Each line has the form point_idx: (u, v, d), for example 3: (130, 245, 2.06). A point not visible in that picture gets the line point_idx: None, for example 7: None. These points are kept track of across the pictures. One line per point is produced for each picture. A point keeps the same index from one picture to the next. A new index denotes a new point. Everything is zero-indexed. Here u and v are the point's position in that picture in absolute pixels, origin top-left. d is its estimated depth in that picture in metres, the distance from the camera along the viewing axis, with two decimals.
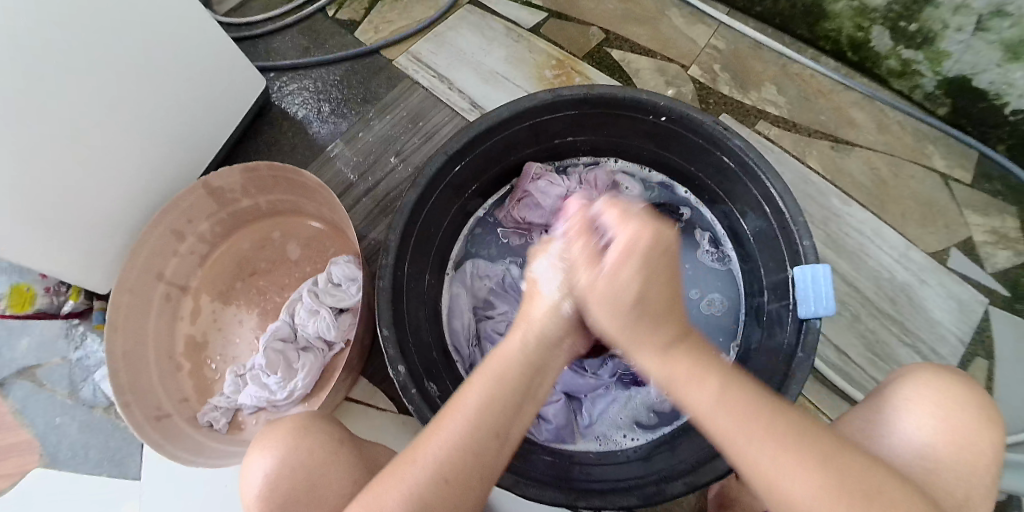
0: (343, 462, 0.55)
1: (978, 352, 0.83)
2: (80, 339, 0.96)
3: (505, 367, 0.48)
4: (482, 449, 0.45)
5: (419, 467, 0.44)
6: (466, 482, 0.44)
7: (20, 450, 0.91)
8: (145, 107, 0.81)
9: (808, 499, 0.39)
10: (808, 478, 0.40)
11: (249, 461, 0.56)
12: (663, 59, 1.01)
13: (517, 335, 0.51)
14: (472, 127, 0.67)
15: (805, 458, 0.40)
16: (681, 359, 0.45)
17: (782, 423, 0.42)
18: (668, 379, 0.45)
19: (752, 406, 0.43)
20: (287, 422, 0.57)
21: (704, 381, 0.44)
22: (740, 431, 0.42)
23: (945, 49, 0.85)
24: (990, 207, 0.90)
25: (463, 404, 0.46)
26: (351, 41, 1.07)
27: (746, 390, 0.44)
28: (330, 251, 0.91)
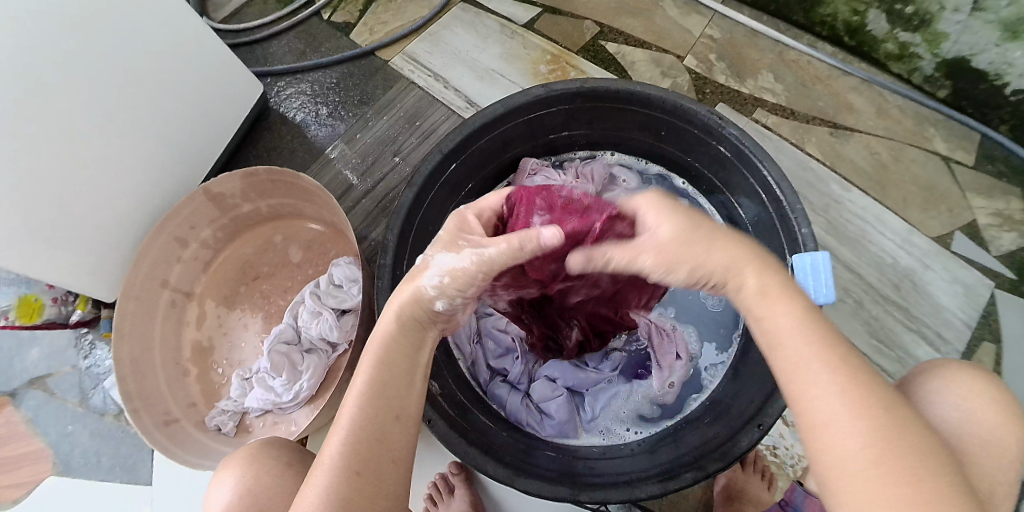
0: (288, 484, 0.55)
1: (985, 336, 0.83)
2: (89, 348, 0.97)
3: (383, 348, 0.47)
4: (385, 435, 0.45)
5: (326, 469, 0.43)
6: (379, 468, 0.44)
7: (33, 459, 0.92)
8: (146, 114, 0.82)
9: (861, 447, 0.36)
10: (861, 421, 0.37)
11: (211, 490, 0.57)
12: (658, 51, 1.00)
13: (395, 307, 0.49)
14: (466, 125, 0.67)
15: (872, 417, 0.37)
16: (773, 283, 0.44)
17: (849, 367, 0.39)
18: (761, 294, 0.44)
19: (820, 340, 0.41)
20: (238, 451, 0.59)
21: (784, 303, 0.43)
22: (812, 360, 0.40)
23: (943, 30, 0.85)
24: (994, 189, 0.90)
25: (352, 394, 0.46)
26: (346, 44, 1.07)
27: (819, 344, 0.40)
28: (330, 253, 0.92)
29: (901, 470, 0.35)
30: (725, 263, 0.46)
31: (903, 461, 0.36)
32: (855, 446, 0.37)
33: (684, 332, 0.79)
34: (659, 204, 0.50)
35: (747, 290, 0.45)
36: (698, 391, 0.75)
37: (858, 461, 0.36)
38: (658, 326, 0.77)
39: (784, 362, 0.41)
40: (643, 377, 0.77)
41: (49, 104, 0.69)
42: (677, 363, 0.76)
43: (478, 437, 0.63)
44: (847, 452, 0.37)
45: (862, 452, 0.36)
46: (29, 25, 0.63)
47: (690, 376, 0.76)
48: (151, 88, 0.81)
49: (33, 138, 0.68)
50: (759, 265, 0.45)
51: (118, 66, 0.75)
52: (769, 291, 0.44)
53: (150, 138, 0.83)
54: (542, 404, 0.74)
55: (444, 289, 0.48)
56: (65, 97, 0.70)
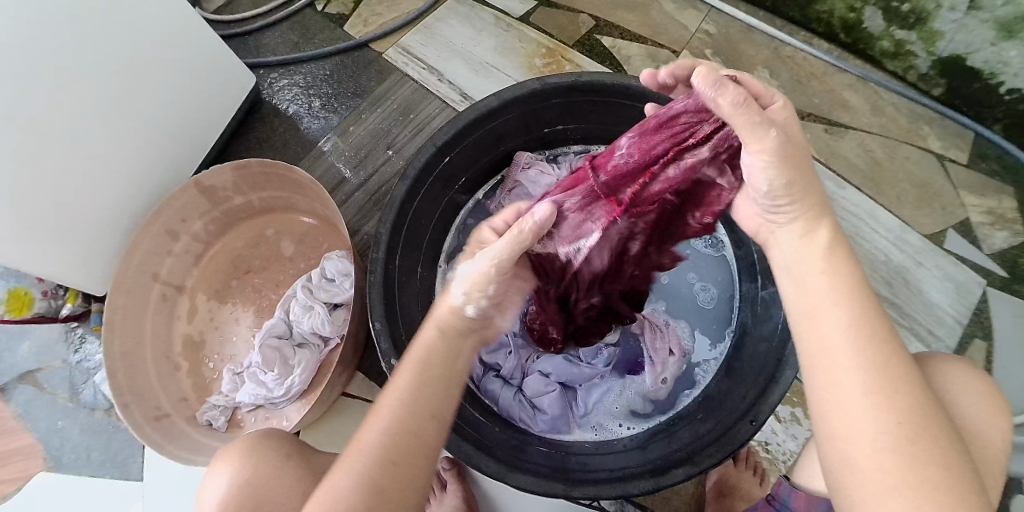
0: (288, 475, 0.55)
1: (976, 334, 0.83)
2: (79, 342, 0.96)
3: (427, 352, 0.48)
4: (419, 430, 0.44)
5: (361, 455, 0.42)
6: (412, 462, 0.43)
7: (22, 454, 0.91)
8: (137, 105, 0.81)
9: (896, 426, 0.35)
10: (893, 405, 0.36)
11: (207, 480, 0.57)
12: (654, 46, 1.00)
13: (430, 326, 0.50)
14: (460, 118, 0.67)
15: (897, 400, 0.36)
16: (840, 254, 0.42)
17: (895, 354, 0.38)
18: (829, 251, 0.42)
19: (868, 318, 0.39)
20: (234, 443, 0.58)
21: (842, 282, 0.41)
22: (854, 342, 0.38)
23: (938, 28, 0.85)
24: (987, 188, 0.90)
25: (397, 388, 0.46)
26: (340, 36, 1.06)
27: (856, 323, 0.39)
28: (323, 247, 0.91)
29: (935, 453, 0.34)
30: (808, 203, 0.44)
31: (934, 446, 0.34)
32: (888, 426, 0.35)
33: (677, 326, 0.79)
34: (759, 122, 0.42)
35: (817, 241, 0.43)
36: (691, 387, 0.75)
37: (888, 438, 0.35)
38: (651, 321, 0.78)
39: (820, 341, 0.40)
40: (637, 372, 0.77)
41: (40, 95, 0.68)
42: (671, 359, 0.75)
43: (470, 432, 0.63)
44: (875, 430, 0.35)
45: (889, 429, 0.35)
46: (22, 14, 0.62)
47: (685, 372, 0.76)
48: (144, 78, 0.80)
49: (23, 128, 0.67)
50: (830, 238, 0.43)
51: (110, 57, 0.74)
52: (836, 254, 0.42)
53: (141, 129, 0.82)
54: (534, 399, 0.74)
55: (472, 290, 0.49)
56: (57, 86, 0.69)
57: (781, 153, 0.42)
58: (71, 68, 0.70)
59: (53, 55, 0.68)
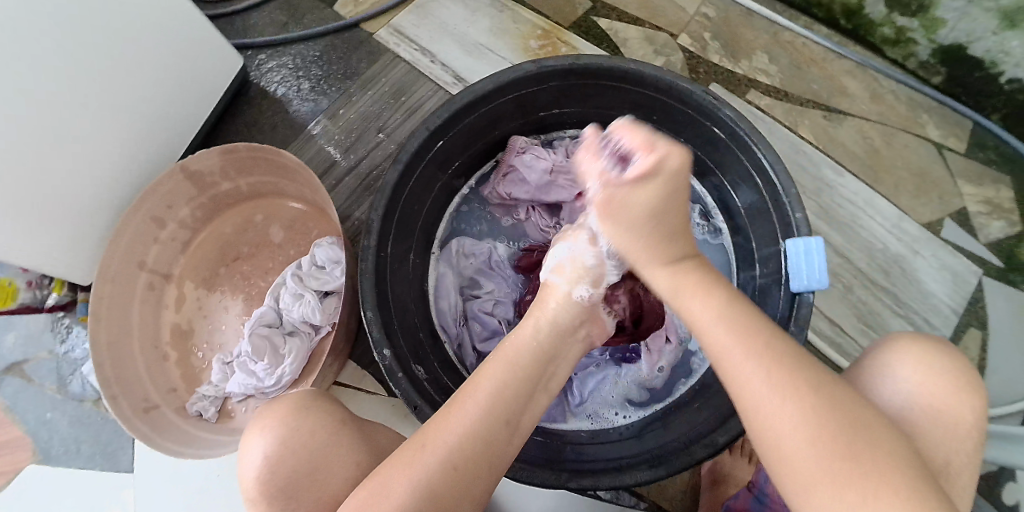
0: (344, 443, 0.54)
1: (972, 323, 0.83)
2: (65, 332, 0.94)
3: (516, 356, 0.48)
4: (493, 436, 0.44)
5: (431, 451, 0.43)
6: (472, 468, 0.43)
7: (9, 446, 0.89)
8: (119, 92, 0.78)
9: (794, 432, 0.37)
10: (796, 405, 0.38)
11: (246, 445, 0.55)
12: (651, 29, 0.98)
13: (534, 316, 0.52)
14: (454, 100, 0.65)
15: (801, 396, 0.38)
16: (688, 276, 0.46)
17: (780, 352, 0.40)
18: (675, 291, 0.46)
19: (735, 329, 0.42)
20: (278, 407, 0.55)
21: (699, 296, 0.44)
22: (738, 349, 0.41)
23: (940, 16, 0.83)
24: (984, 177, 0.89)
25: (481, 389, 0.46)
26: (330, 17, 1.04)
27: (740, 331, 0.41)
28: (313, 233, 0.90)
29: (842, 446, 0.36)
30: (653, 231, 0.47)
31: (841, 442, 0.37)
32: (789, 430, 0.37)
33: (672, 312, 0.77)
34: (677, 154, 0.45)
35: (660, 281, 0.47)
36: (685, 376, 0.74)
37: (799, 444, 0.37)
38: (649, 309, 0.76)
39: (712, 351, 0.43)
40: (632, 361, 0.76)
41: (19, 79, 0.65)
42: (666, 347, 0.74)
43: None
44: (790, 429, 0.37)
45: (800, 433, 0.37)
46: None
47: (680, 360, 0.75)
48: (126, 63, 0.77)
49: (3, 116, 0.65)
50: (676, 255, 0.47)
51: (94, 40, 0.72)
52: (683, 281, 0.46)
53: (124, 115, 0.80)
54: None
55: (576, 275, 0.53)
56: (39, 70, 0.67)
57: (661, 199, 0.45)
58: (52, 52, 0.68)
59: (34, 37, 0.65)
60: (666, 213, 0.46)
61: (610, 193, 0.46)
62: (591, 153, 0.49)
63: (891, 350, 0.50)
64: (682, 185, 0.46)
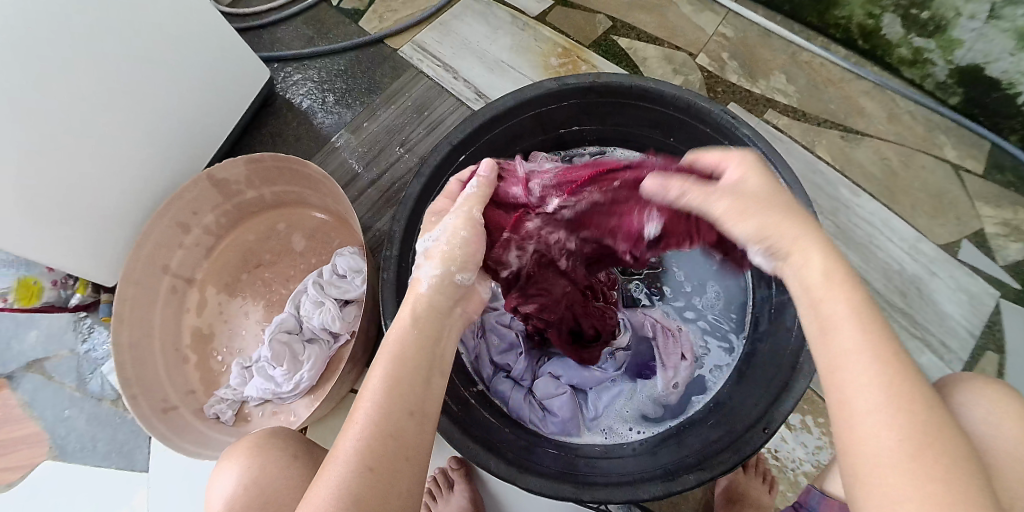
0: (294, 475, 0.56)
1: (989, 346, 0.82)
2: (87, 332, 0.97)
3: (399, 344, 0.45)
4: (400, 429, 0.41)
5: (339, 462, 0.39)
6: (391, 464, 0.40)
7: (29, 442, 0.91)
8: (148, 96, 0.80)
9: (897, 441, 0.33)
10: (908, 416, 0.34)
11: (212, 477, 0.59)
12: (670, 48, 1.00)
13: (407, 305, 0.48)
14: (477, 116, 0.67)
15: (915, 412, 0.34)
16: (841, 271, 0.40)
17: (903, 364, 0.36)
18: (824, 276, 0.40)
19: (868, 330, 0.37)
20: (240, 444, 0.59)
21: (841, 291, 0.39)
22: (865, 351, 0.36)
23: (958, 37, 0.84)
24: (1002, 199, 0.89)
25: (371, 385, 0.42)
26: (355, 32, 1.06)
27: (877, 334, 0.37)
28: (333, 242, 0.91)
29: (940, 467, 0.33)
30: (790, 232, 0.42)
31: (941, 461, 0.33)
32: (894, 439, 0.34)
33: (686, 330, 0.79)
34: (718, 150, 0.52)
35: (812, 268, 0.40)
36: (701, 393, 0.74)
37: (894, 451, 0.33)
38: (664, 326, 0.78)
39: (831, 352, 0.37)
40: (647, 376, 0.76)
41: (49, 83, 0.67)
42: (682, 363, 0.75)
43: (477, 431, 0.62)
44: (893, 441, 0.34)
45: (899, 445, 0.33)
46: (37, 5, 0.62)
47: (695, 376, 0.76)
48: (156, 72, 0.80)
49: (33, 119, 0.67)
50: (825, 239, 0.42)
51: (124, 49, 0.74)
52: (834, 276, 0.39)
53: (152, 119, 0.82)
54: (545, 400, 0.74)
55: (455, 259, 0.50)
56: (70, 76, 0.69)
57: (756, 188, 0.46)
58: (85, 59, 0.70)
59: (66, 45, 0.67)
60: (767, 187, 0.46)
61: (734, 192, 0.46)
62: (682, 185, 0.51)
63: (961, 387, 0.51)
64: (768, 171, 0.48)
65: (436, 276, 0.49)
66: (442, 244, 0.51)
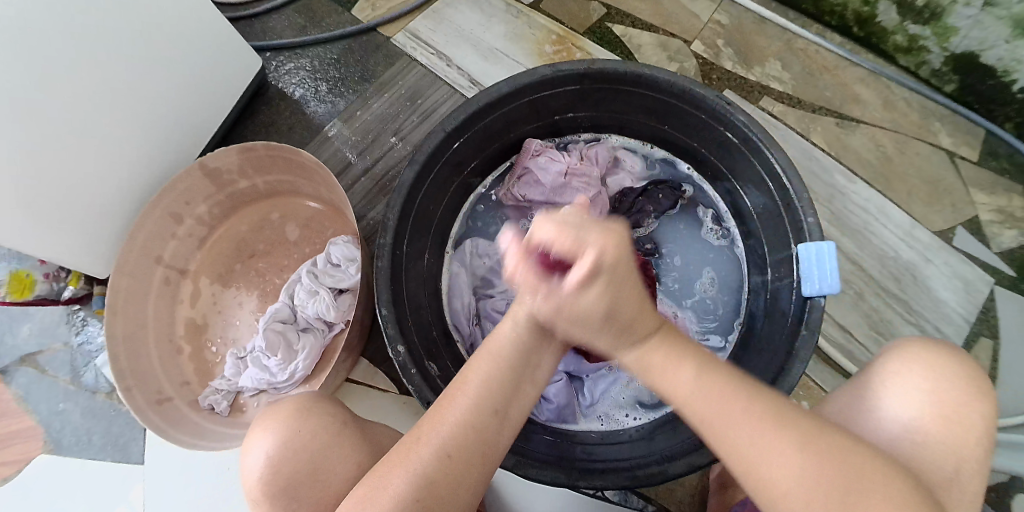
0: (345, 443, 0.55)
1: (983, 332, 0.83)
2: (80, 325, 0.96)
3: (501, 349, 0.47)
4: (484, 429, 0.44)
5: (424, 449, 0.43)
6: (470, 461, 0.43)
7: (23, 436, 0.91)
8: (145, 96, 0.81)
9: (794, 488, 0.38)
10: (787, 459, 0.39)
11: (250, 443, 0.56)
12: (665, 35, 0.99)
13: (509, 318, 0.49)
14: (471, 103, 0.66)
15: (795, 454, 0.39)
16: (657, 351, 0.44)
17: (760, 405, 0.41)
18: (645, 368, 0.44)
19: (713, 386, 0.42)
20: (281, 407, 0.57)
21: (675, 361, 0.43)
22: (716, 416, 0.41)
23: (953, 24, 0.84)
24: (996, 186, 0.89)
25: (468, 385, 0.46)
26: (348, 20, 1.05)
27: (721, 393, 0.41)
28: (328, 232, 0.91)
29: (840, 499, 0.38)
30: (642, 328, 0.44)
31: (836, 495, 0.38)
32: (787, 489, 0.38)
33: (681, 313, 0.78)
34: (584, 220, 0.41)
35: (631, 359, 0.45)
36: None
37: (800, 499, 0.38)
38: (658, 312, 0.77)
39: (694, 417, 0.42)
40: None
41: (40, 75, 0.67)
42: None
43: None
44: (791, 487, 0.38)
45: (797, 490, 0.38)
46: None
47: None
48: (148, 61, 0.79)
49: (24, 120, 0.67)
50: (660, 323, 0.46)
51: (115, 39, 0.73)
52: (662, 352, 0.44)
53: (150, 116, 0.83)
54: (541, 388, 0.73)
55: None
56: (62, 67, 0.69)
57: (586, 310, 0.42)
58: (75, 49, 0.69)
59: (56, 36, 0.67)
60: (618, 308, 0.42)
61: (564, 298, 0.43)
62: (519, 260, 0.44)
63: (869, 378, 0.53)
64: (625, 274, 0.42)
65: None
66: None
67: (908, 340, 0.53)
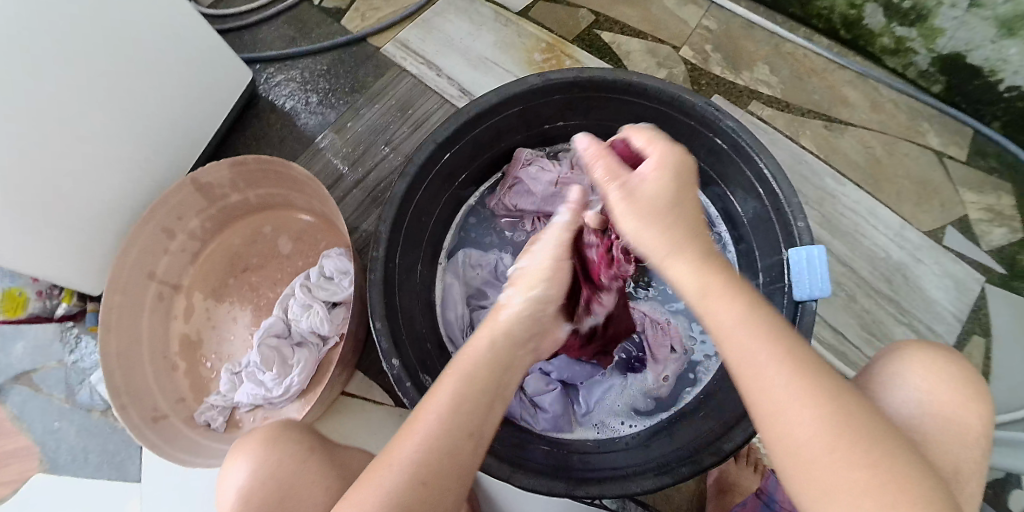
0: (312, 470, 0.55)
1: (976, 331, 0.83)
2: (74, 342, 0.95)
3: (474, 362, 0.46)
4: (457, 449, 0.43)
5: (393, 470, 0.42)
6: (442, 484, 0.42)
7: (18, 455, 0.90)
8: (139, 93, 0.80)
9: (814, 437, 0.36)
10: (817, 413, 0.36)
11: (225, 473, 0.57)
12: (653, 41, 1.00)
13: (486, 327, 0.49)
14: (461, 113, 0.66)
15: (824, 408, 0.36)
16: (717, 276, 0.41)
17: (798, 358, 0.38)
18: (703, 292, 0.41)
19: (758, 329, 0.39)
20: (251, 435, 0.58)
21: (725, 300, 0.40)
22: (755, 356, 0.38)
23: (939, 25, 0.84)
24: (986, 185, 0.90)
25: (437, 401, 0.44)
26: (337, 31, 1.05)
27: (763, 336, 0.39)
28: (321, 244, 0.91)
29: (859, 455, 0.35)
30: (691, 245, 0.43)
31: (857, 450, 0.35)
32: (809, 439, 0.36)
33: (673, 318, 0.79)
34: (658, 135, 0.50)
35: (687, 278, 0.41)
36: (691, 384, 0.75)
37: (817, 453, 0.36)
38: (651, 318, 0.78)
39: (730, 360, 0.39)
40: (637, 370, 0.76)
41: (31, 81, 0.66)
42: (671, 356, 0.75)
43: None
44: (809, 439, 0.36)
45: (816, 442, 0.36)
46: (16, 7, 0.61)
47: (685, 369, 0.76)
48: (137, 76, 0.79)
49: (17, 120, 0.66)
50: (702, 253, 0.42)
51: (103, 55, 0.73)
52: (709, 288, 0.41)
53: (145, 118, 0.83)
54: (536, 397, 0.73)
55: (528, 286, 0.50)
56: (53, 70, 0.68)
57: (658, 202, 0.44)
58: (64, 53, 0.69)
59: (47, 40, 0.66)
60: (681, 202, 0.45)
61: (627, 189, 0.45)
62: (599, 160, 0.48)
63: (870, 376, 0.52)
64: (687, 182, 0.47)
65: (524, 303, 0.50)
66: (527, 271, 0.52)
67: (902, 342, 0.54)
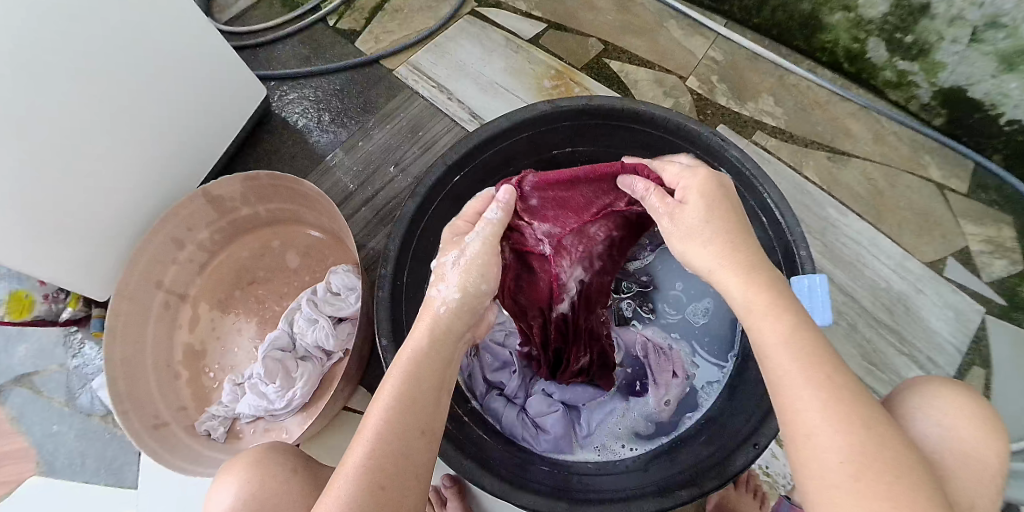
0: (292, 489, 0.56)
1: (976, 362, 0.84)
2: (78, 347, 0.96)
3: (416, 361, 0.47)
4: (409, 450, 0.43)
5: (346, 477, 0.41)
6: (401, 484, 0.42)
7: (16, 457, 0.91)
8: (156, 94, 0.82)
9: (841, 460, 0.36)
10: (850, 436, 0.37)
11: (213, 492, 0.58)
12: (661, 71, 1.02)
13: (425, 320, 0.49)
14: (472, 137, 0.68)
15: (855, 434, 0.37)
16: (761, 294, 0.43)
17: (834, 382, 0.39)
18: (747, 310, 0.43)
19: (808, 355, 0.40)
20: (239, 458, 0.59)
21: (772, 318, 0.42)
22: (798, 374, 0.39)
23: (940, 60, 0.86)
24: (987, 217, 0.91)
25: (380, 404, 0.44)
26: (351, 52, 1.08)
27: (805, 357, 0.40)
28: (329, 260, 0.92)
29: (884, 486, 0.35)
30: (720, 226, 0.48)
31: (883, 477, 0.36)
32: (836, 461, 0.37)
33: (675, 346, 0.80)
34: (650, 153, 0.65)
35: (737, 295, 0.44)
36: (694, 409, 0.75)
37: (838, 475, 0.36)
38: (655, 345, 0.79)
39: (771, 374, 0.41)
40: (640, 394, 0.78)
41: (51, 80, 0.67)
42: (673, 381, 0.76)
43: (471, 448, 0.62)
44: (836, 462, 0.37)
45: (843, 467, 0.36)
46: (39, 7, 0.63)
47: (686, 395, 0.77)
48: (152, 88, 0.81)
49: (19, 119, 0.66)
50: (747, 266, 0.45)
51: (122, 67, 0.75)
52: (753, 308, 0.43)
53: (154, 127, 0.83)
54: (538, 418, 0.74)
55: (462, 287, 0.50)
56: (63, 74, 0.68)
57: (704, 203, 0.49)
58: (91, 57, 0.71)
59: (60, 45, 0.67)
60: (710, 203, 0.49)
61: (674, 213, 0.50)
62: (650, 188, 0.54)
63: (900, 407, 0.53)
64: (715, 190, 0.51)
65: (456, 300, 0.50)
66: (461, 266, 0.52)
67: (919, 378, 0.56)
